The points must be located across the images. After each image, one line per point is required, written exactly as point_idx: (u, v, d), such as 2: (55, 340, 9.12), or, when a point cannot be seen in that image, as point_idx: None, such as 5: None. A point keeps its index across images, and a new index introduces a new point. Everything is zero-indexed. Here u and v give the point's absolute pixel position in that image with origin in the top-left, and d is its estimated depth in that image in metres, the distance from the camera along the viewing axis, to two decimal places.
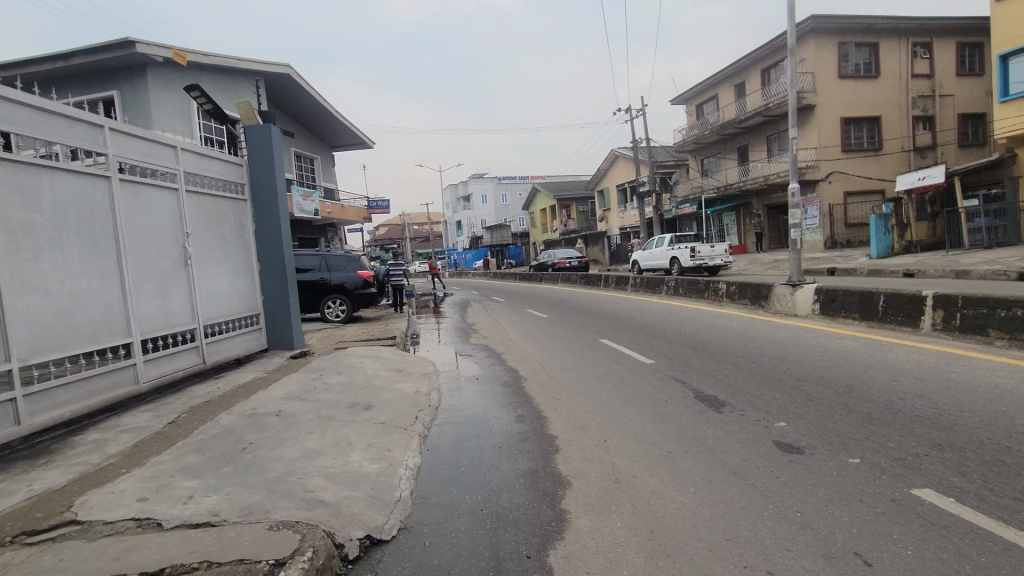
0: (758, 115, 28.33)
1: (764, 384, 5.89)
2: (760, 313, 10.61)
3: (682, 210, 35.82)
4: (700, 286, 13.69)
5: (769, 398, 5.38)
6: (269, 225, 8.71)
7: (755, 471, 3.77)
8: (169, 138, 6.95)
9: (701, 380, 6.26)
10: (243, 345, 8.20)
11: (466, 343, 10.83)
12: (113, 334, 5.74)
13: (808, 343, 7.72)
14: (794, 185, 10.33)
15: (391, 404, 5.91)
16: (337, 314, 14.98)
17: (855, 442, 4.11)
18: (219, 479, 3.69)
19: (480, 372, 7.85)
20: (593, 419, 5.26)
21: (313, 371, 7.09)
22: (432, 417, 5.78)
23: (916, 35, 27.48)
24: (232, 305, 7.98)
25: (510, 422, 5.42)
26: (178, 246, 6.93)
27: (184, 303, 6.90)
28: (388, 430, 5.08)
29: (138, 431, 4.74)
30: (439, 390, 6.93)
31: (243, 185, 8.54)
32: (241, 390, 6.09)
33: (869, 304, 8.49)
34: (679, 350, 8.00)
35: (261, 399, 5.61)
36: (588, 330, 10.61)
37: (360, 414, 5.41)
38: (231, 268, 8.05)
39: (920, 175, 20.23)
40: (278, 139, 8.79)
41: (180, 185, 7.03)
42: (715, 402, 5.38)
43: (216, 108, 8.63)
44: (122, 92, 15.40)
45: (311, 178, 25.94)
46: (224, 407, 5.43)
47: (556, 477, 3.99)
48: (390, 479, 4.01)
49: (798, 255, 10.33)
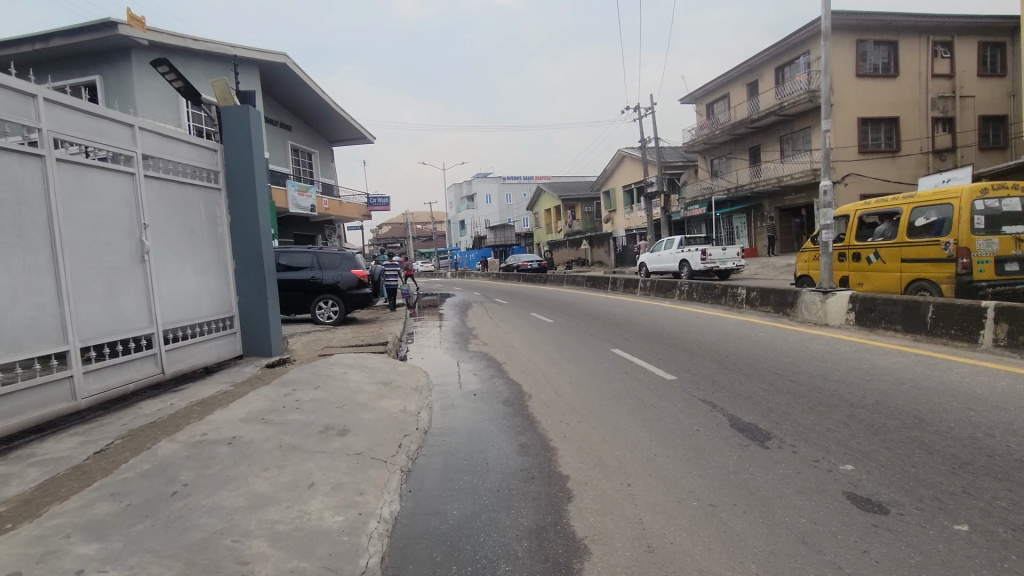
0: (771, 114, 27.40)
1: (811, 411, 4.97)
2: (786, 322, 9.70)
3: (691, 211, 34.91)
4: (717, 292, 12.74)
5: (823, 430, 4.45)
6: (246, 217, 7.85)
7: (832, 540, 2.86)
8: (125, 115, 6.11)
9: (734, 403, 5.33)
10: (213, 352, 7.34)
11: (464, 350, 9.92)
12: (42, 342, 4.87)
13: (851, 359, 6.79)
14: (827, 181, 9.38)
15: (370, 428, 5.00)
16: (328, 316, 14.08)
17: (953, 499, 3.19)
18: (126, 545, 2.80)
19: (478, 386, 6.93)
20: (611, 454, 4.36)
21: (287, 384, 6.21)
22: (419, 445, 4.87)
23: (936, 33, 26.46)
24: (200, 308, 7.12)
25: (510, 454, 4.51)
26: (134, 239, 6.09)
27: (139, 304, 6.05)
28: (363, 464, 4.18)
29: (54, 464, 3.88)
30: (430, 408, 6.02)
31: (217, 172, 7.68)
32: (197, 408, 5.21)
33: (915, 315, 7.58)
34: (704, 364, 7.07)
35: (217, 421, 4.73)
36: (597, 339, 9.70)
37: (332, 442, 4.52)
38: (201, 266, 7.20)
39: (944, 177, 19.30)
40: (257, 122, 7.93)
41: (137, 169, 6.18)
42: (760, 435, 4.45)
43: (189, 88, 7.77)
44: (105, 76, 14.60)
45: (309, 173, 25.11)
46: (169, 430, 4.56)
47: (570, 540, 3.09)
48: (356, 539, 3.10)
49: (829, 258, 9.40)
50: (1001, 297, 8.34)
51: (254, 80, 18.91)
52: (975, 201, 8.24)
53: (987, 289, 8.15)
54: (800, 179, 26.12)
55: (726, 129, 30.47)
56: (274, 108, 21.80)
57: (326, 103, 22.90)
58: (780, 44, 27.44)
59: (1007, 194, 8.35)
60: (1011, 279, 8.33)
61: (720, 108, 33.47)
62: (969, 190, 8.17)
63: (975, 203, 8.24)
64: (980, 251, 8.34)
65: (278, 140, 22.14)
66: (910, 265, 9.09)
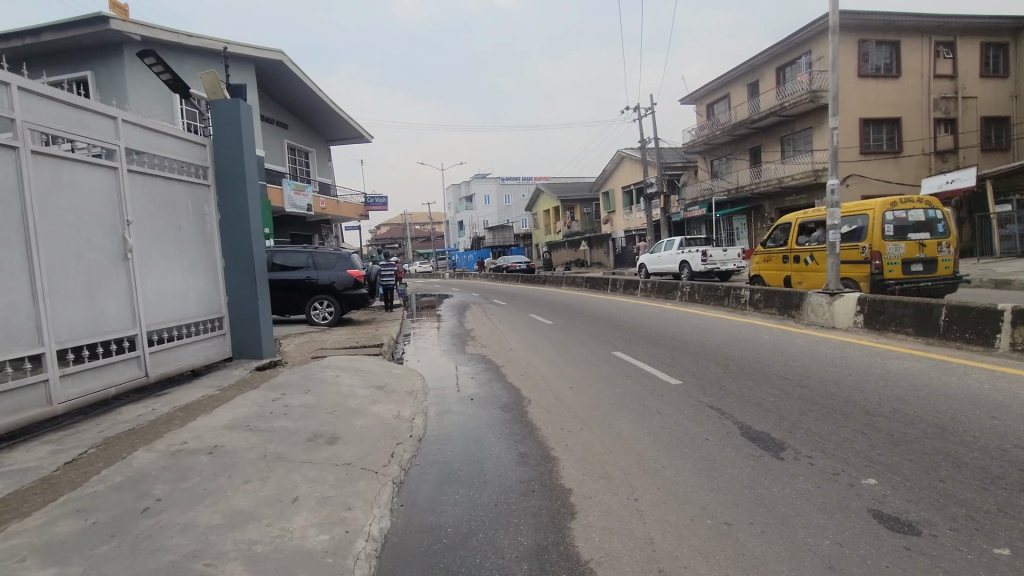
0: (772, 114, 27.18)
1: (826, 418, 4.73)
2: (791, 324, 9.46)
3: (691, 212, 34.71)
4: (719, 293, 12.50)
5: (840, 440, 4.21)
6: (236, 214, 7.59)
7: (861, 566, 2.62)
8: (107, 107, 5.85)
9: (744, 410, 5.09)
10: (201, 354, 7.07)
11: (462, 352, 9.67)
12: (15, 344, 4.62)
13: (863, 364, 6.55)
14: (835, 180, 9.12)
15: (362, 437, 4.74)
16: (324, 316, 13.83)
17: (989, 519, 2.95)
18: (86, 569, 2.55)
19: (476, 391, 6.68)
20: (616, 464, 4.11)
21: (277, 387, 5.95)
22: (413, 454, 4.61)
23: (938, 34, 26.35)
24: (186, 308, 6.86)
25: (509, 465, 4.26)
26: (117, 236, 5.83)
27: (121, 304, 5.79)
28: (352, 475, 3.93)
29: (20, 475, 3.61)
30: (425, 414, 5.76)
31: (206, 168, 7.43)
32: (179, 414, 4.95)
33: (927, 319, 7.35)
34: (710, 368, 6.83)
35: (198, 428, 4.47)
36: (598, 341, 9.45)
37: (320, 451, 4.26)
38: (188, 265, 6.94)
39: (948, 178, 19.07)
40: (248, 117, 7.68)
41: (120, 163, 5.92)
42: (773, 445, 4.21)
43: (177, 81, 7.51)
44: (97, 72, 14.34)
45: (306, 172, 24.86)
46: (147, 438, 4.29)
47: (574, 563, 2.84)
48: (341, 561, 2.84)
49: (836, 259, 9.16)
50: (908, 293, 9.69)
51: (250, 77, 18.69)
52: (886, 211, 9.63)
53: (894, 286, 9.51)
54: (801, 180, 25.87)
55: (726, 130, 30.27)
56: (270, 106, 21.56)
57: (323, 101, 22.65)
58: (781, 43, 27.23)
59: (917, 206, 9.67)
60: (916, 278, 9.68)
61: (721, 108, 33.26)
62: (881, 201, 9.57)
63: (887, 212, 9.60)
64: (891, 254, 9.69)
65: (274, 138, 21.88)
66: (836, 266, 10.51)
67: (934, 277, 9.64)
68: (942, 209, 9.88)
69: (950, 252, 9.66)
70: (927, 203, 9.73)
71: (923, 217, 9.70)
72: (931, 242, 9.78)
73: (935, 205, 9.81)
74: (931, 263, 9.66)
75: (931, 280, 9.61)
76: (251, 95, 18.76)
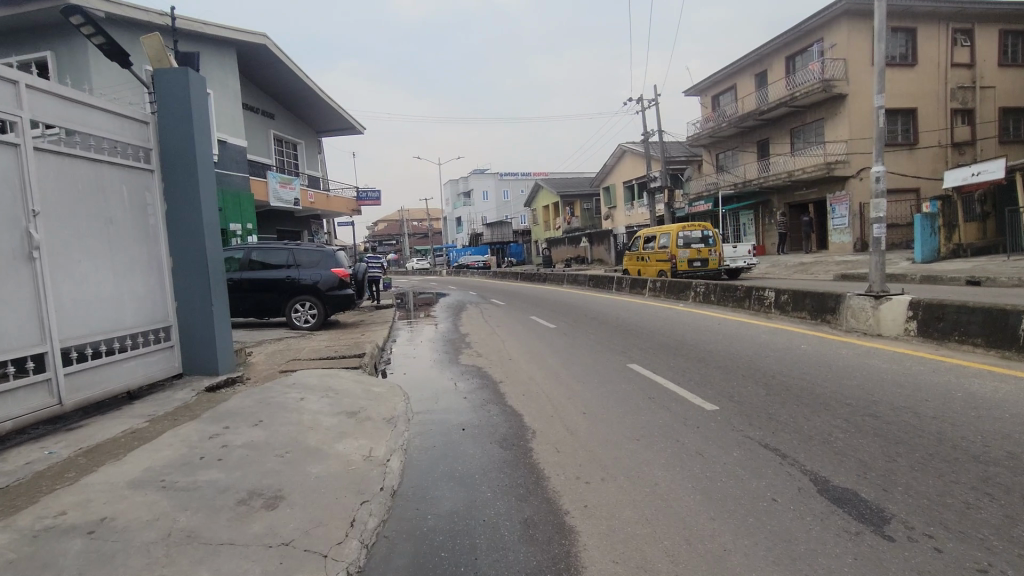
0: (781, 105, 26.00)
1: (927, 470, 3.58)
2: (828, 331, 8.35)
3: (696, 207, 33.54)
4: (739, 294, 11.36)
5: (965, 510, 3.06)
6: (184, 205, 6.42)
7: None
8: (6, 68, 4.67)
9: (813, 454, 3.95)
10: (139, 372, 5.92)
11: (454, 363, 8.53)
12: None
13: (941, 385, 5.37)
14: (878, 167, 7.91)
15: (314, 494, 3.59)
16: (306, 320, 12.69)
17: None
18: None
19: (469, 418, 5.51)
20: (657, 544, 2.95)
21: (222, 418, 4.81)
22: (381, 519, 3.46)
23: (957, 20, 25.02)
24: (120, 318, 5.71)
25: (509, 540, 3.12)
26: (18, 230, 4.66)
27: (22, 315, 4.63)
28: (289, 566, 2.79)
29: None
30: (403, 452, 4.61)
31: (149, 150, 6.28)
32: (79, 463, 3.79)
33: (1002, 328, 6.20)
34: (751, 390, 5.69)
35: (93, 489, 3.33)
36: (609, 351, 8.31)
37: (253, 525, 3.13)
38: (121, 265, 5.79)
39: (974, 170, 17.79)
40: (199, 90, 6.52)
41: (24, 140, 4.75)
42: (871, 514, 3.07)
43: (113, 47, 6.50)
44: (57, 52, 13.18)
45: (294, 165, 23.68)
46: (12, 506, 3.14)
47: None
48: None
49: (881, 256, 7.99)
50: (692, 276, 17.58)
51: (231, 62, 17.54)
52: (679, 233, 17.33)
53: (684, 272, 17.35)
54: (811, 173, 24.65)
55: (733, 122, 29.16)
56: (254, 94, 20.39)
57: (310, 90, 21.43)
58: (792, 30, 26.02)
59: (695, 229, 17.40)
60: (696, 268, 17.59)
61: (727, 100, 32.07)
62: (674, 228, 17.26)
63: (680, 234, 17.29)
64: (683, 256, 17.53)
65: (259, 128, 20.71)
66: (658, 262, 18.28)
67: (705, 267, 17.61)
68: (711, 231, 17.63)
69: (715, 254, 17.57)
70: (702, 228, 17.52)
71: (700, 235, 17.55)
72: (705, 248, 17.68)
73: (706, 229, 17.52)
74: (703, 260, 17.56)
75: (705, 268, 17.51)
76: (232, 81, 17.62)
